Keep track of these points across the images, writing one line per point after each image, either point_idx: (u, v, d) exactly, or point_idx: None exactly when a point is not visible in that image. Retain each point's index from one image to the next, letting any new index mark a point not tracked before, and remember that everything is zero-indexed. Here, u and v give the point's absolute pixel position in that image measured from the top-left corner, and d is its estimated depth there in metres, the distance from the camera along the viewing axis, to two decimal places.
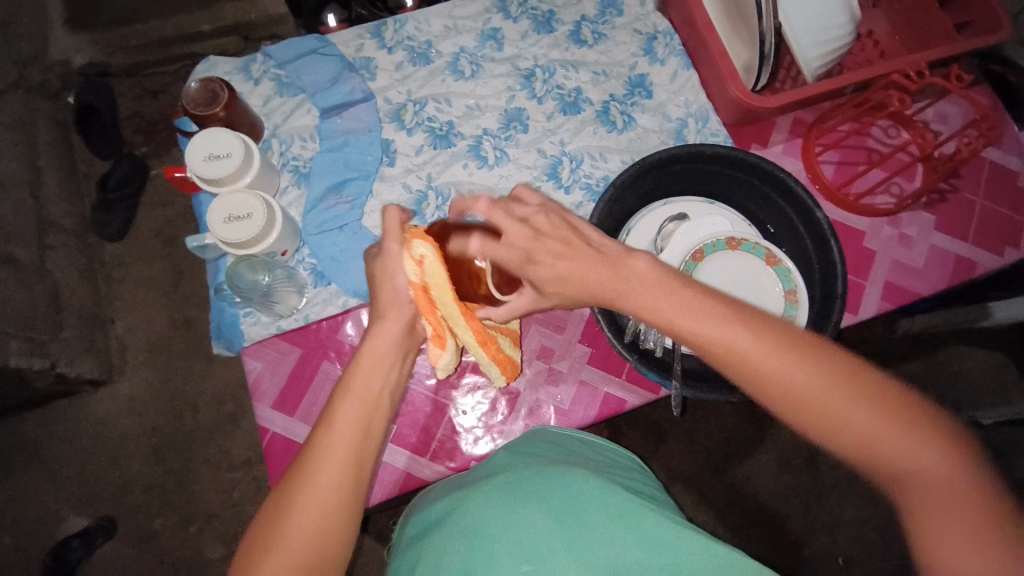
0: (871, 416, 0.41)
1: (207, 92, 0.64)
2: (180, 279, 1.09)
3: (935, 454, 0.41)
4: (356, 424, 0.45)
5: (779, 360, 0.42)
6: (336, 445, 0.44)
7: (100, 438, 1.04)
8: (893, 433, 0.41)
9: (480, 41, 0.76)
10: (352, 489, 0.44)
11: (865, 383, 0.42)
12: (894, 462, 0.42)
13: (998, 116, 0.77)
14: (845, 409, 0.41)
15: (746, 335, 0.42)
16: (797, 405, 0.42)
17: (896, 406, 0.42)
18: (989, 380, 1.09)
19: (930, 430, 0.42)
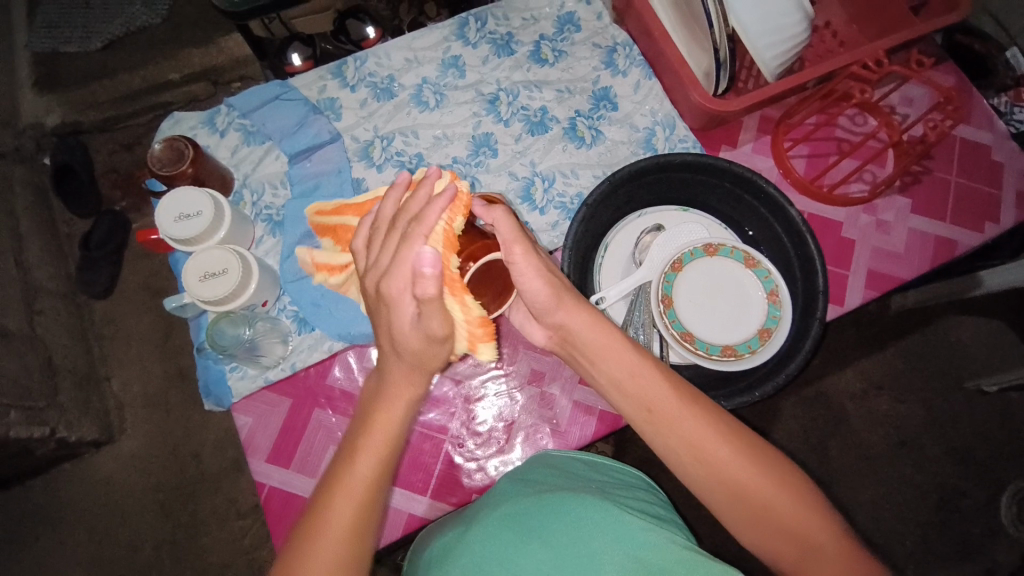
0: (731, 455, 0.45)
1: (172, 151, 0.64)
2: (171, 329, 1.09)
3: (818, 522, 0.44)
4: (358, 490, 0.43)
5: (680, 418, 0.46)
6: (336, 509, 0.43)
7: (106, 499, 1.03)
8: (778, 497, 0.44)
9: (442, 70, 0.76)
10: (352, 555, 0.43)
11: (727, 426, 0.46)
12: (781, 528, 0.44)
13: (963, 94, 0.77)
14: (709, 445, 0.45)
15: (664, 383, 0.47)
16: (669, 433, 0.46)
17: (782, 471, 0.45)
18: (990, 347, 1.08)
19: (782, 473, 0.45)
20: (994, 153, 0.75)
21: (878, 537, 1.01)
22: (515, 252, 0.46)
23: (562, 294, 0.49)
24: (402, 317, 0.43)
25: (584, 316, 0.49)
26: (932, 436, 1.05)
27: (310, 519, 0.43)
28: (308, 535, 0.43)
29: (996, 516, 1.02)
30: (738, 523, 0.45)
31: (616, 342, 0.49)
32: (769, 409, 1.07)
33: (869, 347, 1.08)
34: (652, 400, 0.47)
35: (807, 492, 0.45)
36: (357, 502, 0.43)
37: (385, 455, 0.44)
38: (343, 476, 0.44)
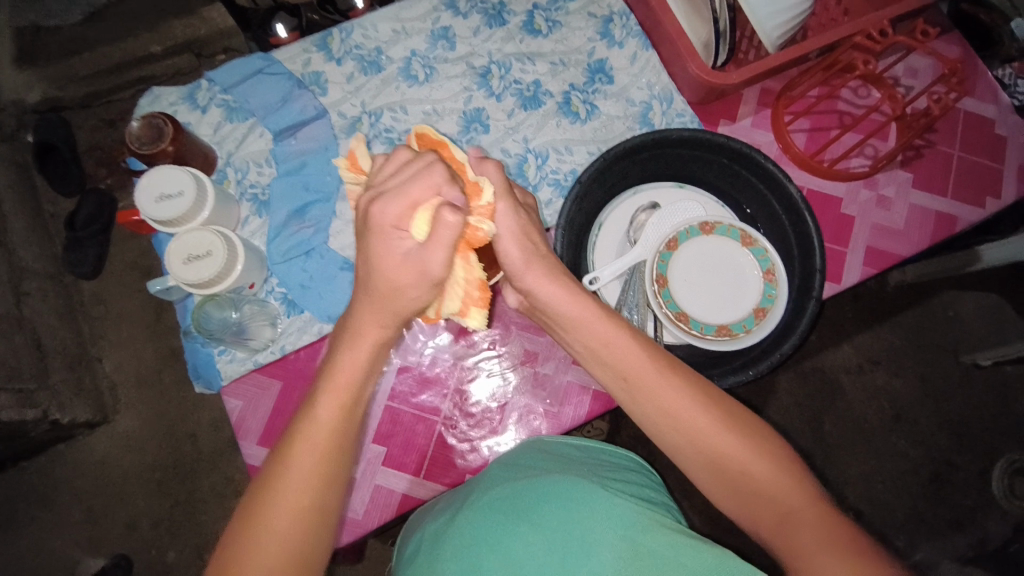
0: (707, 421, 0.45)
1: (151, 129, 0.62)
2: (162, 309, 1.07)
3: (801, 494, 0.42)
4: (323, 438, 0.41)
5: (656, 384, 0.46)
6: (297, 460, 0.41)
7: (103, 478, 1.04)
8: (758, 466, 0.43)
9: (431, 41, 0.73)
10: (317, 511, 0.41)
11: (706, 393, 0.46)
12: (760, 495, 0.43)
13: (969, 64, 0.75)
14: (685, 412, 0.45)
15: (641, 352, 0.47)
16: (646, 400, 0.46)
17: (764, 441, 0.45)
18: (988, 322, 1.07)
19: (761, 442, 0.44)
20: (998, 126, 0.73)
21: (870, 509, 1.02)
22: (501, 206, 0.47)
23: (533, 262, 0.49)
24: (388, 253, 0.40)
25: (556, 287, 0.48)
26: (926, 410, 1.05)
27: (270, 469, 0.41)
28: (268, 487, 0.41)
29: (988, 488, 1.03)
30: (719, 494, 0.45)
31: (593, 311, 0.48)
32: (765, 386, 1.07)
33: (865, 323, 1.08)
34: (628, 368, 0.47)
35: (788, 464, 0.44)
36: (322, 455, 0.41)
37: (348, 398, 0.42)
38: (306, 422, 0.41)
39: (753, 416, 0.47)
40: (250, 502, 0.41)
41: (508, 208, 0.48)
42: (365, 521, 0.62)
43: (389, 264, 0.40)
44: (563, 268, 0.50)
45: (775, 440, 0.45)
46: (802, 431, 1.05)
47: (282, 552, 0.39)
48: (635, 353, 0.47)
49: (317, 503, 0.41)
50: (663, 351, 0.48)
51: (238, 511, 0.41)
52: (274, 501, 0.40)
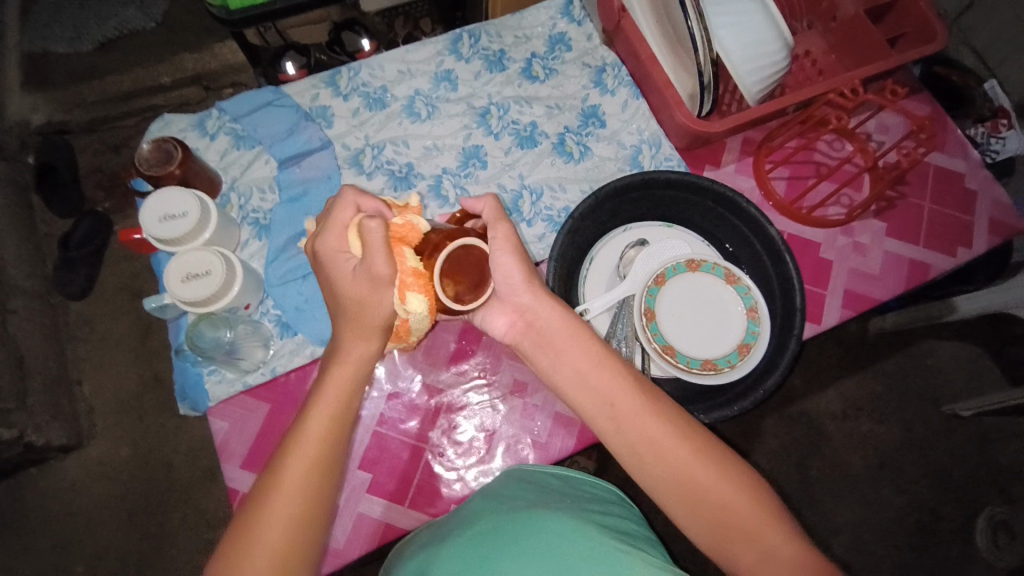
0: (687, 451, 0.47)
1: (161, 153, 0.64)
2: (150, 333, 1.06)
3: (774, 525, 0.44)
4: (311, 450, 0.46)
5: (639, 413, 0.48)
6: (288, 471, 0.45)
7: (72, 506, 1.00)
8: (735, 494, 0.45)
9: (434, 82, 0.77)
10: (304, 520, 0.45)
11: (684, 424, 0.48)
12: (736, 530, 0.44)
13: (937, 123, 0.80)
14: (665, 442, 0.47)
15: (623, 380, 0.49)
16: (631, 429, 0.48)
17: (740, 471, 0.47)
18: (965, 371, 1.10)
19: (738, 476, 0.46)
20: (967, 181, 0.78)
21: (856, 557, 1.01)
22: (498, 230, 0.50)
23: (523, 296, 0.51)
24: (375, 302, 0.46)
25: (553, 308, 0.52)
26: (909, 457, 1.06)
27: (266, 480, 0.46)
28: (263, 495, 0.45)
29: (972, 538, 1.03)
30: (696, 527, 0.46)
31: (580, 335, 0.52)
32: (750, 427, 1.08)
33: (847, 367, 1.10)
34: (613, 395, 0.49)
35: (762, 497, 0.46)
36: (308, 465, 0.46)
37: (327, 435, 0.47)
38: (295, 441, 0.46)
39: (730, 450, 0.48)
40: (246, 511, 0.45)
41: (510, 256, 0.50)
42: (346, 552, 0.61)
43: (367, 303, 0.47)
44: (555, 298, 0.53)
45: (749, 473, 0.47)
46: (787, 474, 1.05)
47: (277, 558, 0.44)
48: (619, 380, 0.50)
49: (304, 515, 0.45)
50: (646, 384, 0.51)
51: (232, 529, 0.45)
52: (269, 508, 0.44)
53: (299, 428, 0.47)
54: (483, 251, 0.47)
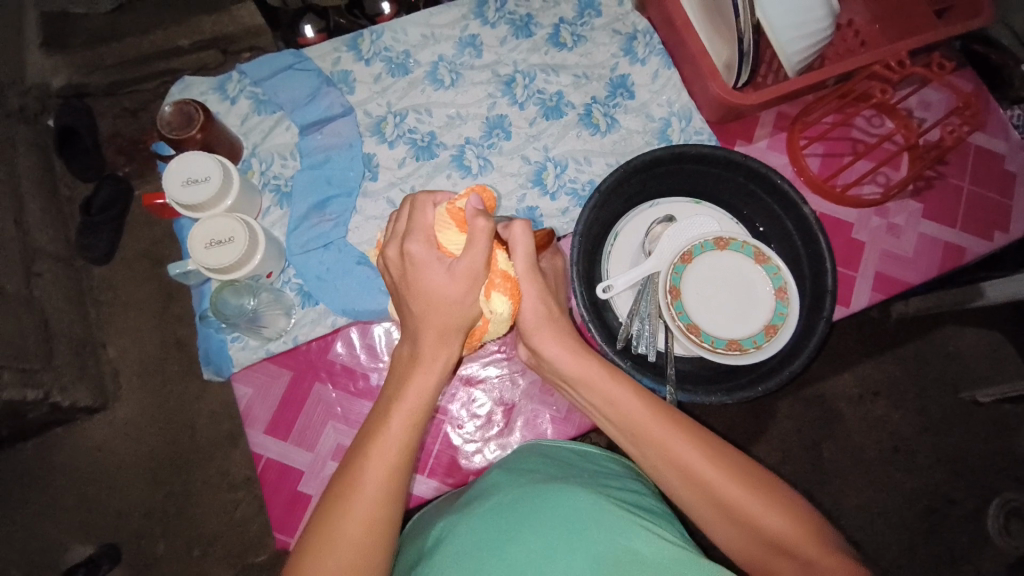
0: (714, 472, 0.45)
1: (182, 115, 0.63)
2: (169, 299, 1.07)
3: (811, 539, 0.43)
4: (388, 459, 0.43)
5: (662, 437, 0.47)
6: (368, 474, 0.42)
7: (98, 464, 1.03)
8: (766, 515, 0.44)
9: (458, 48, 0.75)
10: (379, 539, 0.42)
11: (708, 446, 0.47)
12: (773, 544, 0.43)
13: (982, 100, 0.76)
14: (692, 467, 0.46)
15: (644, 408, 0.49)
16: (655, 458, 0.48)
17: (770, 488, 0.45)
18: (988, 358, 1.08)
19: (770, 492, 0.45)
20: (1009, 162, 0.75)
21: (865, 538, 1.02)
22: (521, 270, 0.50)
23: (541, 327, 0.53)
24: (432, 274, 0.44)
25: (569, 351, 0.52)
26: (925, 442, 1.05)
27: (335, 490, 0.43)
28: (334, 512, 0.42)
29: (984, 524, 1.03)
30: (724, 534, 0.46)
31: (600, 370, 0.51)
32: (765, 408, 1.07)
33: (866, 351, 1.09)
34: (634, 424, 0.49)
35: (794, 510, 0.44)
36: (389, 470, 0.43)
37: (408, 434, 0.44)
38: (372, 447, 0.43)
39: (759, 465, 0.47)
40: (323, 509, 0.43)
41: (529, 270, 0.51)
42: None
43: (424, 283, 0.44)
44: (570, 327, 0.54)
45: (781, 488, 0.46)
46: (801, 455, 1.05)
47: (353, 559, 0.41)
48: (641, 408, 0.49)
49: (386, 515, 0.42)
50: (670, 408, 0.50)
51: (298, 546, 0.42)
52: (351, 504, 0.42)
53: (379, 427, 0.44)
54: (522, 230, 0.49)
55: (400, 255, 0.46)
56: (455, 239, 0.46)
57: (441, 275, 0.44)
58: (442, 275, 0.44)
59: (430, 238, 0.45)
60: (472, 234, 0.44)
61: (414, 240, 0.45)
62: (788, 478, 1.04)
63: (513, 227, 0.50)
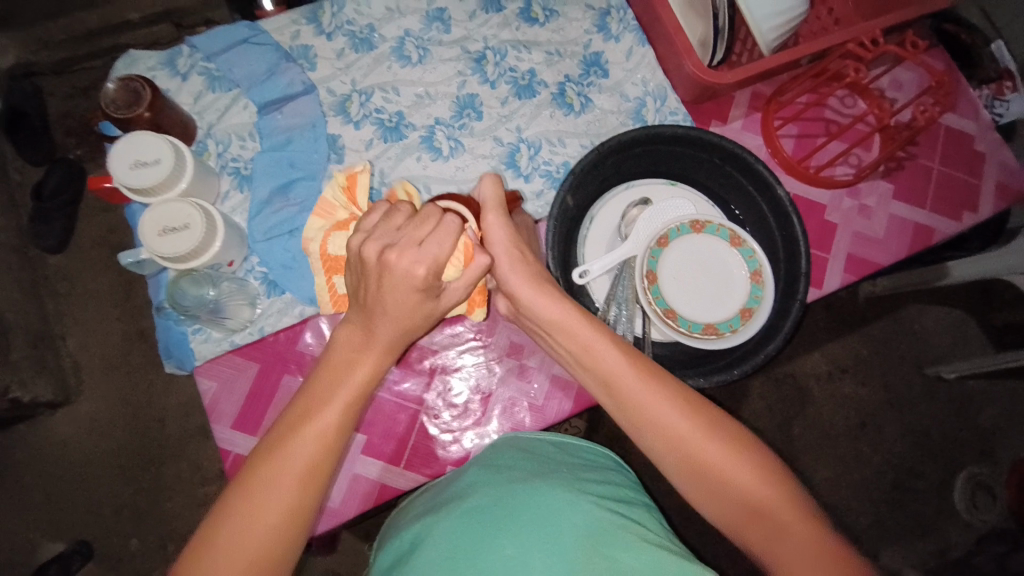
0: (694, 430, 0.46)
1: (128, 93, 0.59)
2: (131, 288, 1.02)
3: (784, 498, 0.44)
4: (314, 446, 0.41)
5: (642, 389, 0.47)
6: (295, 455, 0.41)
7: (63, 461, 0.99)
8: (741, 474, 0.44)
9: (425, 23, 0.72)
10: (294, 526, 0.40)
11: (690, 405, 0.46)
12: (747, 505, 0.44)
13: (952, 80, 0.76)
14: (672, 424, 0.46)
15: (628, 363, 0.48)
16: (640, 414, 0.47)
17: (751, 453, 0.45)
18: (951, 334, 1.11)
19: (746, 452, 0.45)
20: (977, 142, 0.75)
21: (835, 510, 1.06)
22: (489, 218, 0.50)
23: (511, 269, 0.50)
24: (408, 297, 0.42)
25: (558, 306, 0.50)
26: (891, 417, 1.09)
27: (252, 470, 0.41)
28: (243, 490, 0.40)
29: (948, 494, 1.07)
30: (704, 502, 0.46)
31: (573, 315, 0.50)
32: (740, 388, 1.09)
33: (836, 331, 1.11)
34: (612, 374, 0.48)
35: (780, 477, 0.45)
36: (317, 451, 0.41)
37: (346, 414, 0.43)
38: (299, 427, 0.41)
39: (736, 425, 0.47)
40: (233, 493, 0.40)
41: (501, 222, 0.50)
42: (342, 510, 0.61)
43: (400, 304, 0.42)
44: (547, 275, 0.52)
45: (759, 449, 0.46)
46: (775, 432, 1.08)
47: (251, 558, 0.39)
48: (627, 361, 0.48)
49: (308, 507, 0.41)
50: (649, 361, 0.49)
51: (203, 525, 0.40)
52: (265, 494, 0.40)
53: (305, 422, 0.42)
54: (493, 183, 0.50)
55: (403, 271, 0.41)
56: (452, 273, 0.45)
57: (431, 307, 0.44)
58: (424, 303, 0.43)
59: (435, 269, 0.42)
60: (473, 266, 0.45)
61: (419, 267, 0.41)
62: None
63: (484, 180, 0.50)
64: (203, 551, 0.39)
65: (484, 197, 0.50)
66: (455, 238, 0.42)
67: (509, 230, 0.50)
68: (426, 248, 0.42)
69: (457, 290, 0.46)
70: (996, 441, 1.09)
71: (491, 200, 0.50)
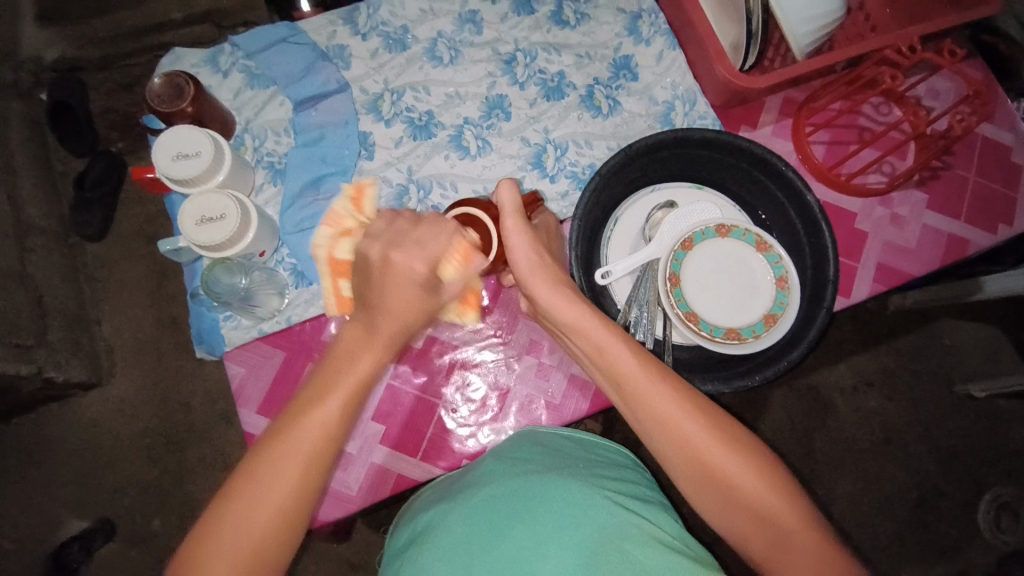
0: (706, 436, 0.45)
1: (172, 88, 0.61)
2: (164, 277, 1.06)
3: (794, 511, 0.43)
4: (316, 437, 0.42)
5: (656, 393, 0.46)
6: (298, 444, 0.41)
7: (93, 441, 1.03)
8: (752, 484, 0.44)
9: (458, 24, 0.73)
10: (294, 517, 0.41)
11: (702, 412, 0.46)
12: (756, 515, 0.43)
13: (992, 90, 0.74)
14: (684, 429, 0.45)
15: (641, 366, 0.47)
16: (652, 416, 0.47)
17: (763, 463, 0.45)
18: (983, 351, 1.08)
19: (758, 462, 0.45)
20: (1015, 154, 0.73)
21: (854, 526, 1.03)
22: (508, 223, 0.51)
23: (529, 275, 0.51)
24: (404, 291, 0.45)
25: (574, 307, 0.50)
26: (917, 434, 1.06)
27: (258, 457, 0.41)
28: (251, 475, 0.41)
29: (975, 516, 1.03)
30: (714, 510, 0.45)
31: (588, 316, 0.50)
32: (760, 397, 1.07)
33: (862, 344, 1.08)
34: (625, 376, 0.48)
35: (791, 490, 0.44)
36: (320, 442, 0.42)
37: (348, 406, 0.43)
38: (302, 416, 0.42)
39: (750, 435, 0.47)
40: (238, 479, 0.41)
41: (520, 228, 0.51)
42: (360, 498, 0.62)
43: (401, 297, 0.45)
44: (564, 276, 0.52)
45: (772, 460, 0.45)
46: (795, 444, 1.06)
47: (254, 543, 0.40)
48: (641, 363, 0.48)
49: (308, 497, 0.41)
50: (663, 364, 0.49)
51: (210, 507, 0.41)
52: (270, 481, 0.40)
53: (309, 410, 0.42)
54: (507, 189, 0.50)
55: (399, 265, 0.45)
56: (451, 272, 0.47)
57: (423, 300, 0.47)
58: (422, 297, 0.46)
59: (433, 265, 0.46)
60: (469, 264, 0.48)
61: (414, 262, 0.45)
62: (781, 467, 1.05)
63: (502, 185, 0.51)
64: (209, 533, 0.40)
65: (502, 205, 0.51)
66: (451, 235, 0.47)
67: (528, 237, 0.51)
68: (426, 245, 0.46)
69: (453, 285, 0.48)
70: None
71: (509, 208, 0.51)
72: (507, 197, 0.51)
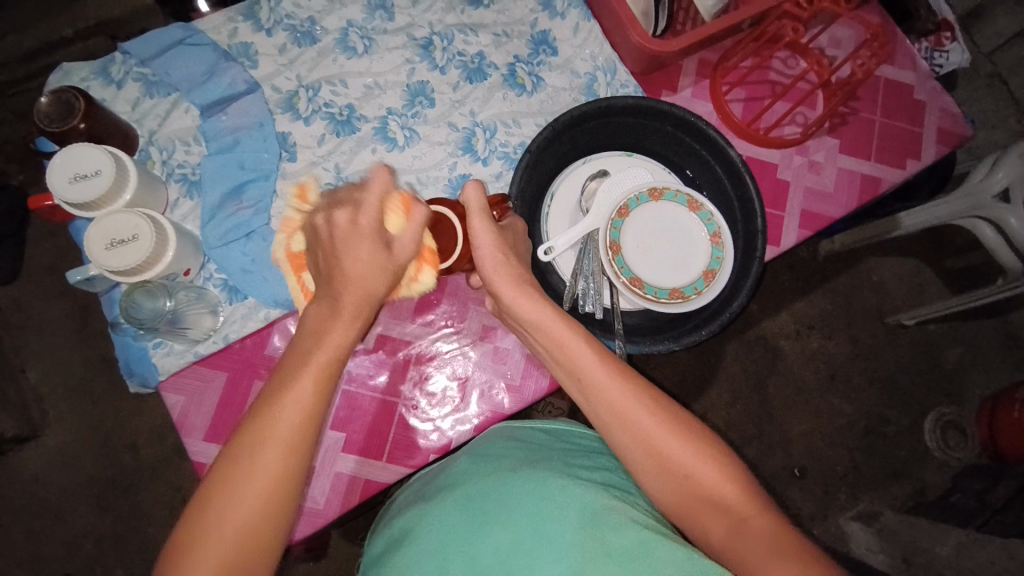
0: (659, 428, 0.47)
1: (60, 105, 0.56)
2: (88, 315, 0.98)
3: (744, 495, 0.45)
4: (285, 433, 0.40)
5: (609, 386, 0.48)
6: (267, 445, 0.39)
7: (34, 499, 0.95)
8: (703, 472, 0.46)
9: (368, 12, 0.70)
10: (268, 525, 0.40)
11: (653, 404, 0.47)
12: (707, 501, 0.45)
13: (891, 33, 0.78)
14: (638, 421, 0.47)
15: (596, 360, 0.48)
16: (608, 409, 0.47)
17: (711, 451, 0.46)
18: (908, 283, 1.16)
19: (706, 451, 0.46)
20: (916, 92, 0.78)
21: (812, 461, 1.10)
22: (474, 220, 0.50)
23: (494, 269, 0.50)
24: (354, 250, 0.43)
25: (542, 308, 0.50)
26: (857, 367, 1.13)
27: (229, 458, 0.40)
28: (223, 484, 0.39)
29: (919, 434, 1.12)
30: (665, 496, 0.46)
31: (548, 315, 0.50)
32: (714, 353, 1.12)
33: (801, 291, 1.14)
34: (582, 370, 0.49)
35: (738, 475, 0.46)
36: (290, 437, 0.40)
37: (320, 391, 0.41)
38: (269, 407, 0.40)
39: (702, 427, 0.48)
40: (212, 484, 0.39)
41: (487, 227, 0.50)
42: (326, 511, 0.60)
43: (348, 253, 0.43)
44: (527, 273, 0.52)
45: (720, 448, 0.47)
46: (751, 393, 1.11)
47: (238, 543, 0.39)
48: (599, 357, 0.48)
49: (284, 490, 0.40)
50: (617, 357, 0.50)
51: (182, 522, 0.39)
52: (242, 484, 0.39)
53: (278, 396, 0.40)
54: (472, 191, 0.50)
55: (346, 221, 0.43)
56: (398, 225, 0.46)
57: (376, 258, 0.43)
58: (379, 254, 0.44)
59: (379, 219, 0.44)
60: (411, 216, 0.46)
61: (362, 216, 0.43)
62: (739, 418, 1.10)
63: (467, 187, 0.50)
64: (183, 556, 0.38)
65: (473, 206, 0.50)
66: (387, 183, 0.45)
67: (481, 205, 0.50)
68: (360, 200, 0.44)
69: (407, 236, 0.45)
70: (960, 381, 1.14)
71: (474, 205, 0.50)
72: (474, 200, 0.50)
